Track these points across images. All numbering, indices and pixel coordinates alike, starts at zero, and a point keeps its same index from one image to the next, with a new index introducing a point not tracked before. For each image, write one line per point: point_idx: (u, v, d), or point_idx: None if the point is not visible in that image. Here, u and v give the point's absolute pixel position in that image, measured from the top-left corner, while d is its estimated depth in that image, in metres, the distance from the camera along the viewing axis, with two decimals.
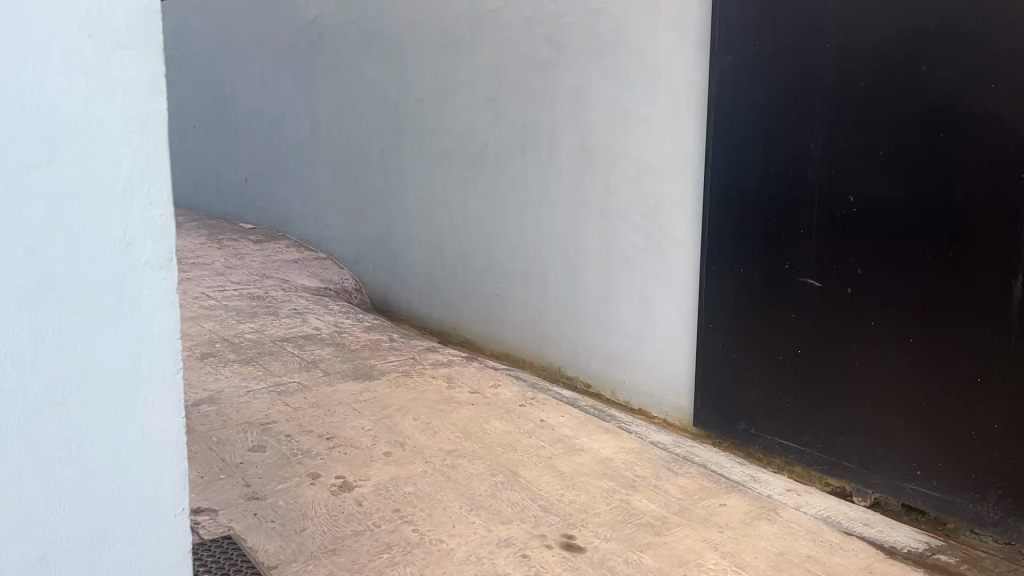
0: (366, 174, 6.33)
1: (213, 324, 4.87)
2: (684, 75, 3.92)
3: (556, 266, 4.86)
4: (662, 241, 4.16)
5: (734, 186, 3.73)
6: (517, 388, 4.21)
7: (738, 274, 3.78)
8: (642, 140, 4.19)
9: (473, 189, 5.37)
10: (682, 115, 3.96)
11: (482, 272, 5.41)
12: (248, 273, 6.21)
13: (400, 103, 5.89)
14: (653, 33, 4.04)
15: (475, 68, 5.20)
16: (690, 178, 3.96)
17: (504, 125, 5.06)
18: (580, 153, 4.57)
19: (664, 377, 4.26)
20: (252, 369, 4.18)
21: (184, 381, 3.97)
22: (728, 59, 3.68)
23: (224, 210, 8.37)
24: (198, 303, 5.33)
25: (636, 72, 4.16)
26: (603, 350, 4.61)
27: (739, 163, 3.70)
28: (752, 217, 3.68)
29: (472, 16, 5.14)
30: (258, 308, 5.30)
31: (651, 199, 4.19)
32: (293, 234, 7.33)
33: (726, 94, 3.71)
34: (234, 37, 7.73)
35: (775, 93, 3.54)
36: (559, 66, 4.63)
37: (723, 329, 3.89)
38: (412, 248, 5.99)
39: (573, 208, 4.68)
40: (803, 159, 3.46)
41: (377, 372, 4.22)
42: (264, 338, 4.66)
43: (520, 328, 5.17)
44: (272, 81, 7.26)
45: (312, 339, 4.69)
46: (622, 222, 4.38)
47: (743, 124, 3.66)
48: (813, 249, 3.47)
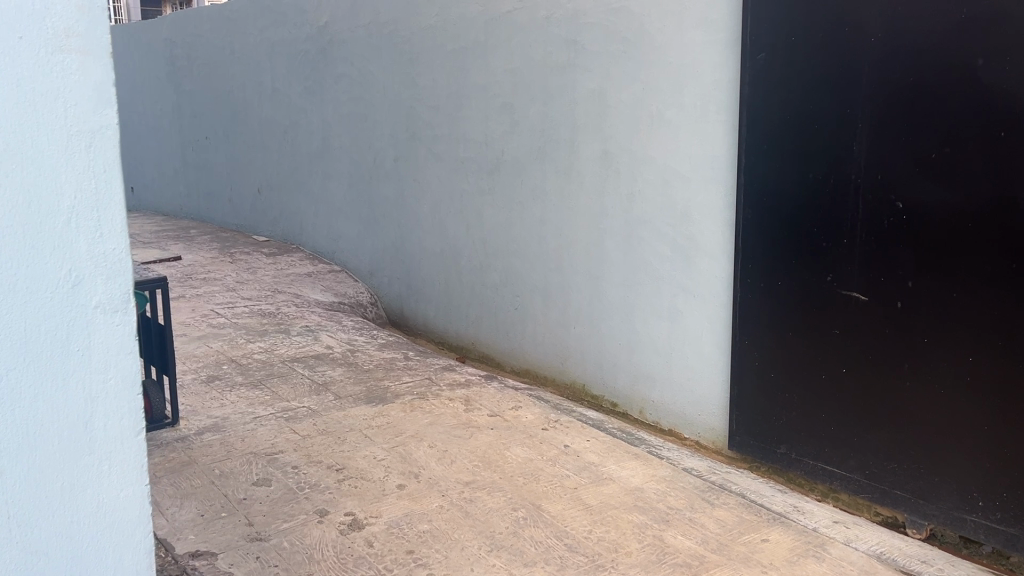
0: (380, 184, 6.12)
1: (220, 345, 4.67)
2: (712, 74, 3.67)
3: (578, 279, 4.62)
4: (691, 252, 3.91)
5: (770, 193, 3.47)
6: (539, 410, 3.97)
7: (775, 287, 3.52)
8: (668, 144, 3.94)
9: (490, 198, 5.14)
10: (711, 117, 3.71)
11: (500, 285, 5.18)
12: (259, 288, 6.02)
13: (413, 109, 5.67)
14: (679, 31, 3.79)
15: (490, 72, 4.97)
16: (721, 185, 3.71)
17: (521, 132, 4.83)
18: (602, 159, 4.33)
19: (696, 397, 4.00)
20: (259, 394, 3.97)
21: (188, 407, 3.77)
22: (761, 57, 3.42)
23: (236, 222, 8.20)
24: (206, 321, 5.14)
25: (661, 73, 3.92)
26: (630, 367, 4.36)
27: (775, 168, 3.44)
28: (790, 225, 3.42)
29: (487, 18, 4.92)
30: (268, 325, 5.10)
31: (679, 208, 3.93)
32: (307, 246, 7.13)
33: (759, 95, 3.45)
34: (244, 45, 7.57)
35: (812, 92, 3.27)
36: (578, 68, 4.40)
37: (760, 347, 3.62)
38: (428, 260, 5.77)
39: (596, 219, 4.43)
40: (845, 163, 3.19)
41: (391, 395, 3.99)
42: (273, 359, 4.45)
43: (541, 343, 4.93)
44: (283, 90, 7.08)
45: (324, 359, 4.47)
46: (648, 232, 4.13)
47: (778, 126, 3.40)
48: (858, 261, 3.20)
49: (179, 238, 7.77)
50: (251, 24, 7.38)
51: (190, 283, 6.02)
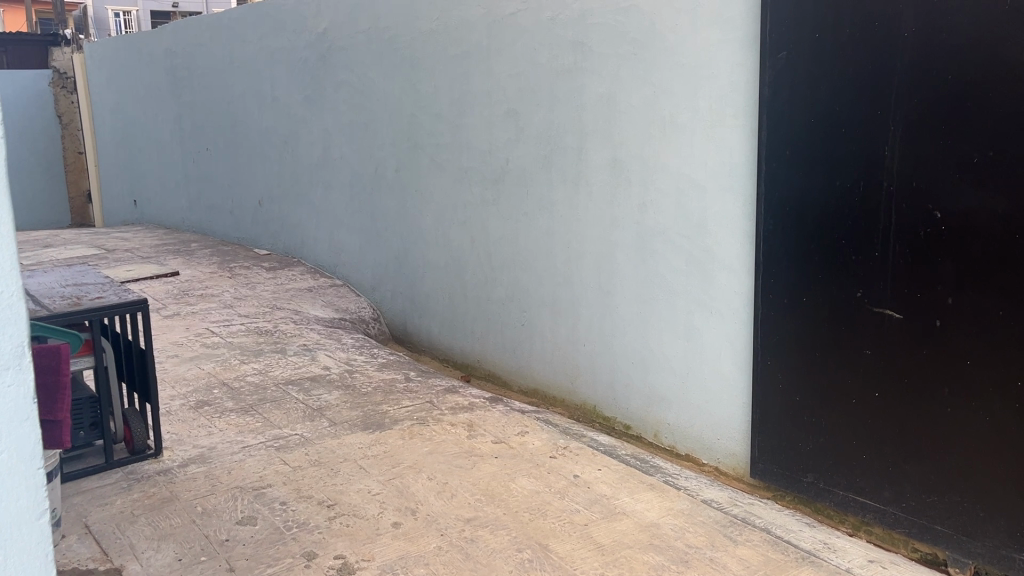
0: (382, 195, 5.90)
1: (213, 366, 4.45)
2: (728, 75, 3.43)
3: (588, 294, 4.37)
4: (708, 265, 3.66)
5: (792, 202, 3.22)
6: (547, 435, 3.72)
7: (799, 303, 3.27)
8: (682, 151, 3.69)
9: (495, 209, 4.91)
10: (727, 122, 3.46)
11: (506, 300, 4.94)
12: (258, 304, 5.81)
13: (415, 118, 5.45)
14: (692, 30, 3.55)
15: (494, 77, 4.74)
16: (740, 193, 3.46)
17: (526, 140, 4.60)
18: (612, 168, 4.09)
19: (715, 420, 3.75)
20: (249, 420, 3.74)
21: (173, 436, 3.55)
22: (782, 56, 3.17)
23: (237, 235, 8.01)
24: (200, 340, 4.92)
25: (674, 75, 3.68)
26: (643, 388, 4.11)
27: (798, 176, 3.19)
28: (816, 237, 3.17)
29: (490, 21, 4.69)
30: (264, 345, 4.88)
31: (694, 219, 3.69)
32: (308, 260, 6.92)
33: (780, 98, 3.20)
34: (243, 54, 7.38)
35: (838, 92, 3.02)
36: (585, 72, 4.16)
37: (784, 368, 3.36)
38: (431, 273, 5.54)
39: (606, 231, 4.19)
40: (876, 169, 2.94)
41: (389, 421, 3.75)
42: (267, 381, 4.23)
43: (549, 361, 4.68)
44: (283, 99, 6.88)
45: (320, 381, 4.24)
46: (661, 244, 3.88)
47: (801, 131, 3.15)
48: (891, 275, 2.95)
49: (179, 252, 7.58)
50: (250, 32, 7.19)
51: (186, 300, 5.81)
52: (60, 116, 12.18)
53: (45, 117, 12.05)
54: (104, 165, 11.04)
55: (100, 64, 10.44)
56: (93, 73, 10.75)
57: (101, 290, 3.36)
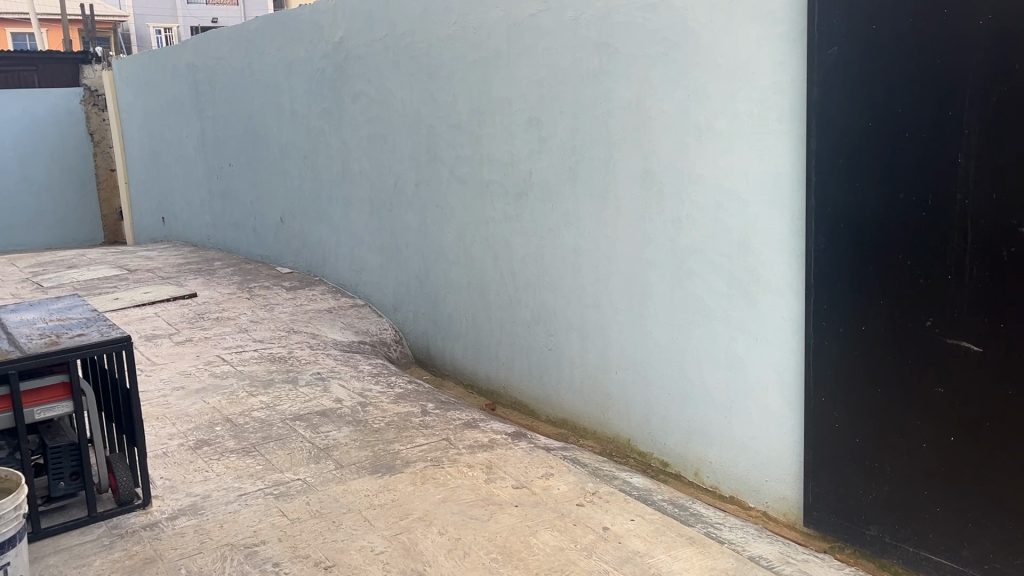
0: (402, 212, 5.60)
1: (218, 400, 4.17)
2: (771, 75, 3.06)
3: (619, 317, 4.00)
4: (752, 287, 3.28)
5: (848, 217, 2.82)
6: (575, 478, 3.36)
7: (858, 333, 2.87)
8: (721, 161, 3.32)
9: (518, 225, 4.57)
10: (771, 127, 3.09)
11: (532, 323, 4.60)
12: (274, 328, 5.54)
13: (433, 129, 5.14)
14: (730, 26, 3.18)
15: (515, 84, 4.41)
16: (787, 207, 3.08)
17: (549, 150, 4.25)
18: (643, 180, 3.72)
19: (763, 459, 3.36)
20: (249, 463, 3.45)
21: (167, 483, 3.27)
22: (833, 51, 2.78)
23: (261, 253, 7.78)
24: (209, 370, 4.66)
25: (710, 77, 3.30)
26: (681, 422, 3.73)
27: (854, 188, 2.79)
28: (877, 258, 2.77)
29: (509, 23, 4.37)
30: (276, 374, 4.60)
31: (735, 236, 3.31)
32: (330, 278, 6.65)
33: (831, 99, 2.81)
34: (261, 67, 7.15)
35: (900, 90, 2.62)
36: (612, 75, 3.80)
37: (841, 405, 2.96)
38: (453, 293, 5.22)
39: (637, 249, 3.82)
40: (947, 178, 2.53)
41: (401, 463, 3.42)
42: (274, 416, 3.93)
43: (579, 390, 4.32)
44: (302, 112, 6.62)
45: (330, 416, 3.93)
46: (699, 264, 3.51)
47: (856, 137, 2.76)
48: (967, 302, 2.54)
49: (200, 271, 7.37)
50: (267, 44, 6.96)
51: (200, 325, 5.57)
52: (92, 133, 12.14)
53: (77, 135, 12.02)
54: (134, 182, 10.95)
55: (128, 81, 10.35)
56: (121, 90, 10.67)
57: (84, 326, 3.11)
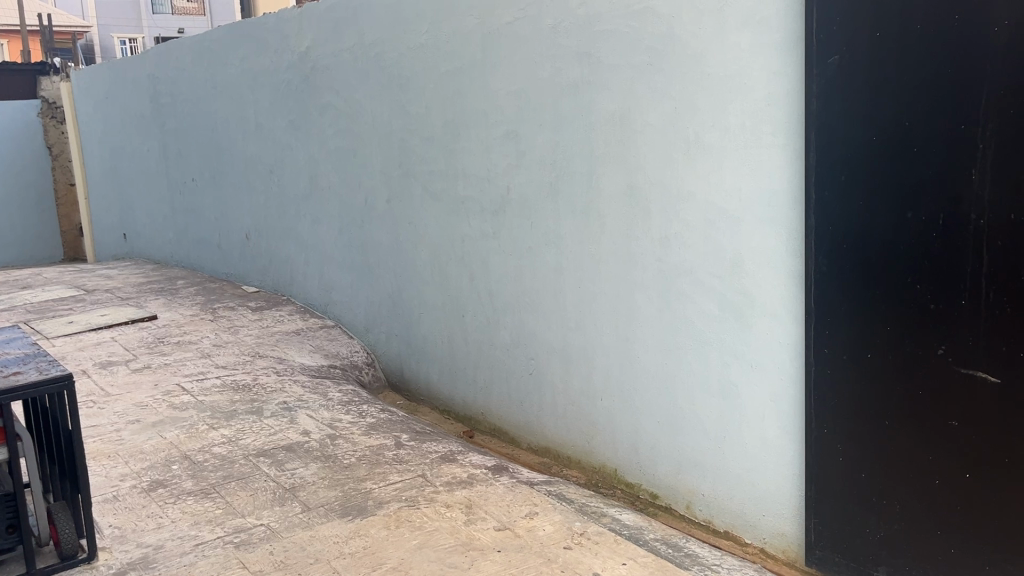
0: (373, 228, 5.35)
1: (176, 434, 3.89)
2: (764, 86, 2.88)
3: (603, 340, 3.79)
4: (746, 310, 3.08)
5: (851, 237, 2.64)
6: (561, 517, 3.13)
7: (863, 360, 2.68)
8: (711, 176, 3.13)
9: (495, 243, 4.35)
10: (765, 141, 2.90)
11: (510, 345, 4.37)
12: (238, 352, 5.25)
13: (405, 142, 4.91)
14: (719, 33, 3.00)
15: (491, 95, 4.19)
16: (783, 225, 2.90)
17: (527, 164, 4.04)
18: (628, 197, 3.52)
19: (759, 493, 3.16)
20: (207, 506, 3.17)
21: (116, 533, 2.99)
22: (834, 60, 2.60)
23: (226, 271, 7.48)
24: (167, 400, 4.37)
25: (698, 88, 3.12)
26: (671, 451, 3.52)
27: (858, 206, 2.61)
28: (883, 280, 2.58)
29: (484, 32, 4.16)
30: (239, 404, 4.32)
31: (728, 255, 3.11)
32: (298, 297, 6.37)
33: (833, 112, 2.63)
34: (224, 78, 6.87)
35: (906, 102, 2.44)
36: (593, 86, 3.60)
37: (845, 437, 2.77)
38: (428, 314, 4.98)
39: (623, 269, 3.61)
40: (960, 196, 2.36)
41: (373, 504, 3.17)
42: (236, 452, 3.66)
43: (561, 417, 4.10)
44: (267, 124, 6.36)
45: (297, 451, 3.67)
46: (689, 286, 3.31)
47: (861, 153, 2.58)
48: (984, 329, 2.36)
49: (162, 291, 7.05)
50: (231, 54, 6.69)
51: (160, 350, 5.27)
52: (50, 147, 11.74)
53: (35, 150, 11.62)
54: (95, 197, 10.57)
55: (87, 93, 9.99)
56: (80, 102, 10.31)
57: (22, 363, 2.83)
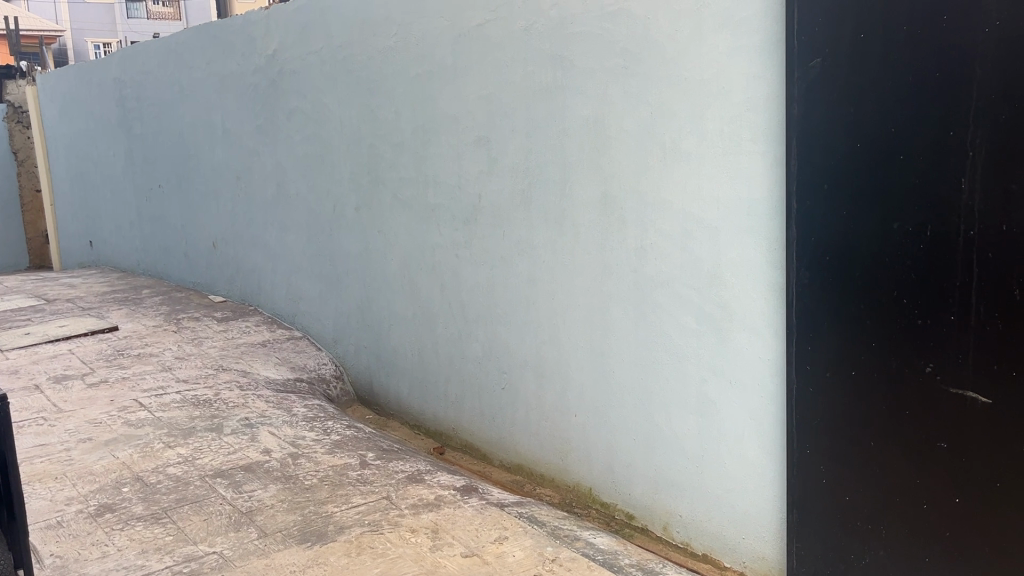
0: (341, 237, 5.18)
1: (130, 453, 3.70)
2: (743, 90, 2.76)
3: (577, 354, 3.65)
4: (725, 324, 2.96)
5: (834, 249, 2.53)
6: (532, 542, 2.98)
7: (848, 378, 2.56)
8: (688, 185, 3.00)
9: (466, 252, 4.20)
10: (743, 147, 2.78)
11: (482, 359, 4.22)
12: (201, 365, 5.05)
13: (374, 148, 4.76)
14: (696, 36, 2.88)
15: (461, 100, 4.05)
16: (763, 236, 2.78)
17: (499, 171, 3.90)
18: (603, 205, 3.39)
19: (739, 514, 3.03)
20: (157, 533, 2.98)
21: (57, 562, 2.80)
22: (815, 63, 2.49)
23: (193, 280, 7.27)
24: (123, 416, 4.17)
25: (675, 92, 3.00)
26: (647, 470, 3.38)
27: (842, 216, 2.50)
28: (868, 294, 2.46)
29: (455, 34, 4.02)
30: (198, 420, 4.13)
31: (706, 267, 2.99)
32: (265, 308, 6.18)
33: (815, 117, 2.51)
34: (190, 82, 6.68)
35: (891, 107, 2.33)
36: (567, 91, 3.47)
37: (829, 459, 2.64)
38: (398, 325, 4.82)
39: (597, 281, 3.48)
40: (948, 206, 2.24)
41: (334, 529, 3.00)
42: (192, 473, 3.47)
43: (534, 433, 3.95)
44: (234, 130, 6.17)
45: (256, 472, 3.49)
46: (666, 298, 3.18)
47: (844, 161, 2.46)
48: (974, 346, 2.25)
49: (126, 301, 6.83)
50: (197, 57, 6.50)
51: (118, 363, 5.05)
52: (15, 152, 11.44)
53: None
54: (60, 204, 10.30)
55: (52, 97, 9.74)
56: (46, 107, 10.05)
57: None
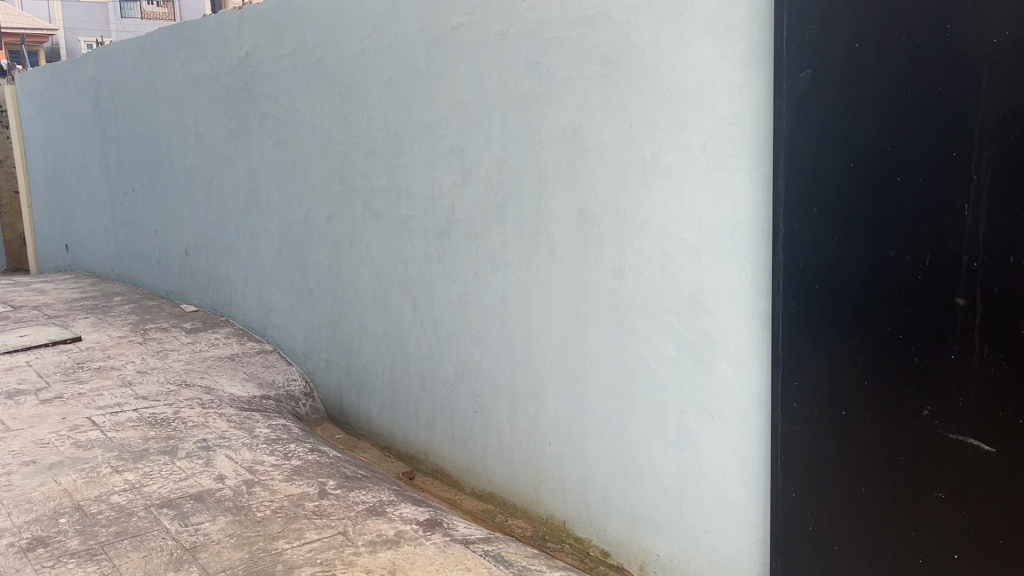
0: (313, 248, 4.96)
1: (74, 479, 3.46)
2: (728, 103, 2.55)
3: (552, 378, 3.43)
4: (706, 352, 2.75)
5: (825, 277, 2.32)
6: None
7: (837, 418, 2.35)
8: (669, 203, 2.80)
9: (439, 267, 3.98)
10: (728, 164, 2.58)
11: (454, 380, 4.00)
12: (163, 380, 4.82)
13: (346, 156, 4.54)
14: (679, 44, 2.68)
15: (435, 107, 3.84)
16: (748, 260, 2.57)
17: (473, 184, 3.69)
18: (579, 222, 3.18)
19: (720, 558, 2.81)
20: (89, 572, 2.75)
21: None
22: (806, 75, 2.28)
23: (166, 288, 7.04)
24: (72, 437, 3.93)
25: (656, 103, 2.79)
26: (624, 506, 3.17)
27: (832, 242, 2.29)
28: (861, 328, 2.25)
29: (429, 38, 3.80)
30: (153, 441, 3.90)
31: (687, 291, 2.78)
32: (238, 319, 5.96)
33: (805, 133, 2.31)
34: (164, 84, 6.45)
35: (888, 124, 2.12)
36: (544, 99, 3.26)
37: (816, 503, 2.43)
38: (369, 341, 4.60)
39: (573, 302, 3.27)
40: (949, 234, 2.04)
41: (282, 570, 2.78)
42: (136, 503, 3.24)
43: (507, 460, 3.73)
44: (207, 134, 5.95)
45: (205, 502, 3.26)
46: (644, 323, 2.97)
47: (836, 182, 2.26)
48: (976, 388, 2.04)
49: (94, 310, 6.58)
50: (171, 58, 6.28)
51: (76, 377, 4.81)
52: None
53: None
54: (37, 206, 10.05)
55: (30, 96, 9.50)
56: (24, 106, 9.80)
57: None
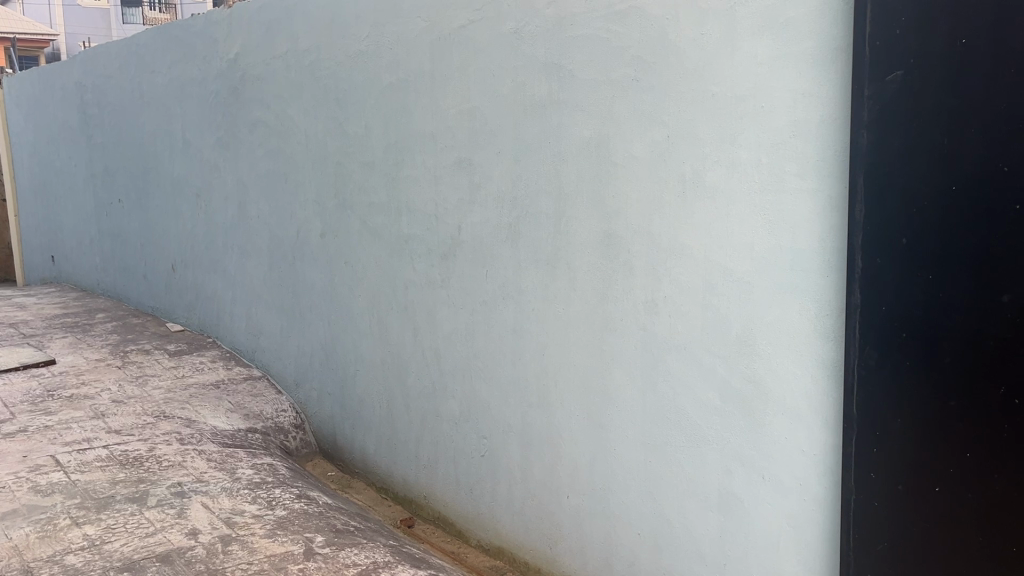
0: (305, 267, 4.56)
1: (26, 534, 3.04)
2: (789, 111, 2.15)
3: (571, 422, 3.02)
4: (758, 404, 2.34)
5: (915, 324, 1.91)
6: None
7: (929, 495, 1.93)
8: (713, 228, 2.39)
9: (443, 293, 3.58)
10: (787, 184, 2.18)
11: (459, 419, 3.58)
12: (140, 410, 4.40)
13: (342, 167, 4.14)
14: (729, 43, 2.28)
15: (440, 115, 3.44)
16: (813, 298, 2.16)
17: (482, 201, 3.28)
18: (605, 248, 2.77)
19: None
20: None
21: None
22: (894, 78, 1.88)
23: (152, 305, 6.63)
24: (30, 480, 3.51)
25: (699, 112, 2.39)
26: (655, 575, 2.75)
27: (926, 282, 1.88)
28: (963, 388, 1.85)
29: (434, 38, 3.41)
30: (120, 486, 3.48)
31: (735, 331, 2.37)
32: (225, 341, 5.55)
33: (893, 149, 1.90)
34: (150, 88, 6.06)
35: (1005, 138, 1.73)
36: (564, 107, 2.86)
37: None
38: (365, 371, 4.19)
39: (596, 338, 2.86)
40: None
41: None
42: (94, 565, 2.82)
43: (518, 512, 3.31)
44: (194, 141, 5.56)
45: (174, 564, 2.84)
46: (682, 366, 2.56)
47: (932, 209, 1.85)
48: None
49: (74, 328, 6.17)
50: (158, 61, 5.89)
51: (45, 406, 4.40)
52: None
53: None
54: (24, 216, 9.64)
55: (17, 102, 9.11)
56: (11, 112, 9.41)
57: None
